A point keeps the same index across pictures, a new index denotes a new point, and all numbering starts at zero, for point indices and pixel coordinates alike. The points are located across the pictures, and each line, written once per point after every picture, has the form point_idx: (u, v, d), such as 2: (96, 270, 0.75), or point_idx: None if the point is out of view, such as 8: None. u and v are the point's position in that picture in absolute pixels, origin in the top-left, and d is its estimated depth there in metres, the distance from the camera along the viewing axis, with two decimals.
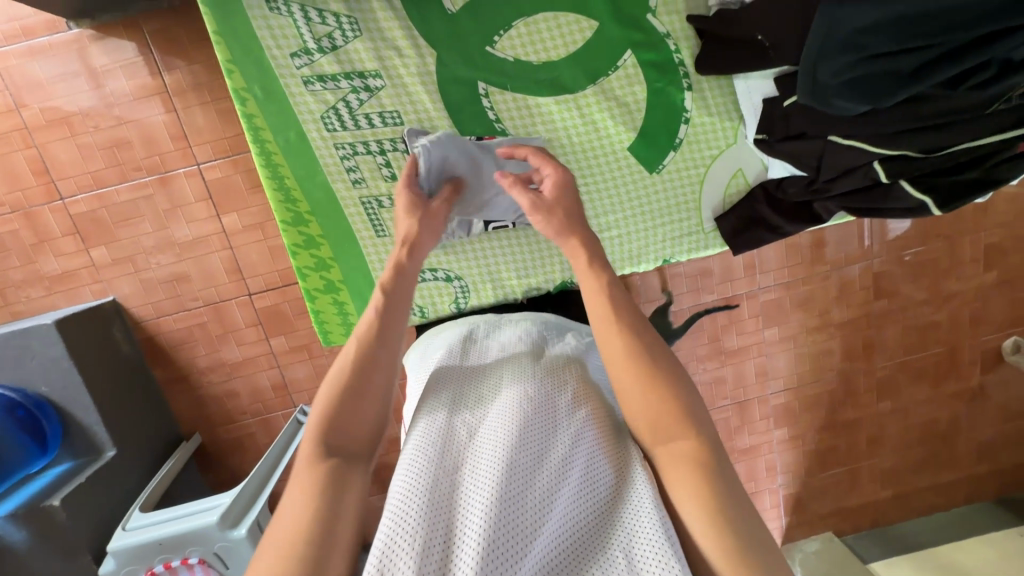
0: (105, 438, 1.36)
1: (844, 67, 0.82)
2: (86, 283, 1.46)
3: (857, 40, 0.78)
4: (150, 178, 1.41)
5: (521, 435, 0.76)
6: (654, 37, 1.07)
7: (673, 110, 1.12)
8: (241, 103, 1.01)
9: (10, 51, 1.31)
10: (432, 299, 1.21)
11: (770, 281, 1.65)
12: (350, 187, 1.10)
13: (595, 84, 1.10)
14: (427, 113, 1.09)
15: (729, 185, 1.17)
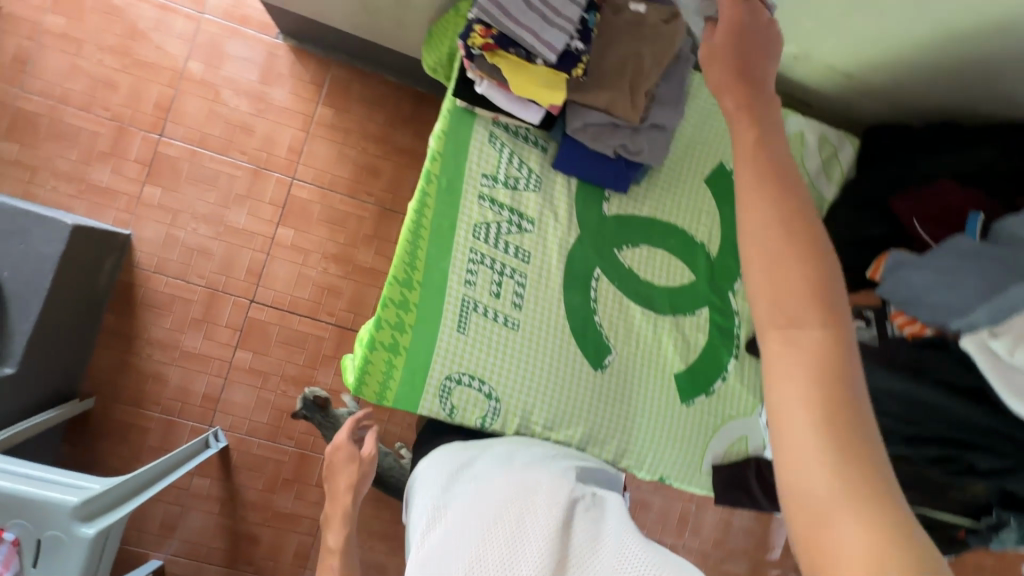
0: (16, 353, 1.20)
1: (867, 408, 0.91)
2: (118, 207, 1.45)
3: (875, 393, 0.92)
4: (246, 164, 1.51)
5: (500, 508, 0.72)
6: (726, 309, 1.12)
7: (716, 367, 1.11)
8: (425, 181, 0.94)
9: (217, 22, 1.52)
10: (461, 410, 0.94)
11: (694, 546, 1.71)
12: (461, 285, 0.95)
13: (675, 317, 1.09)
14: (549, 273, 1.01)
15: (732, 445, 1.11)
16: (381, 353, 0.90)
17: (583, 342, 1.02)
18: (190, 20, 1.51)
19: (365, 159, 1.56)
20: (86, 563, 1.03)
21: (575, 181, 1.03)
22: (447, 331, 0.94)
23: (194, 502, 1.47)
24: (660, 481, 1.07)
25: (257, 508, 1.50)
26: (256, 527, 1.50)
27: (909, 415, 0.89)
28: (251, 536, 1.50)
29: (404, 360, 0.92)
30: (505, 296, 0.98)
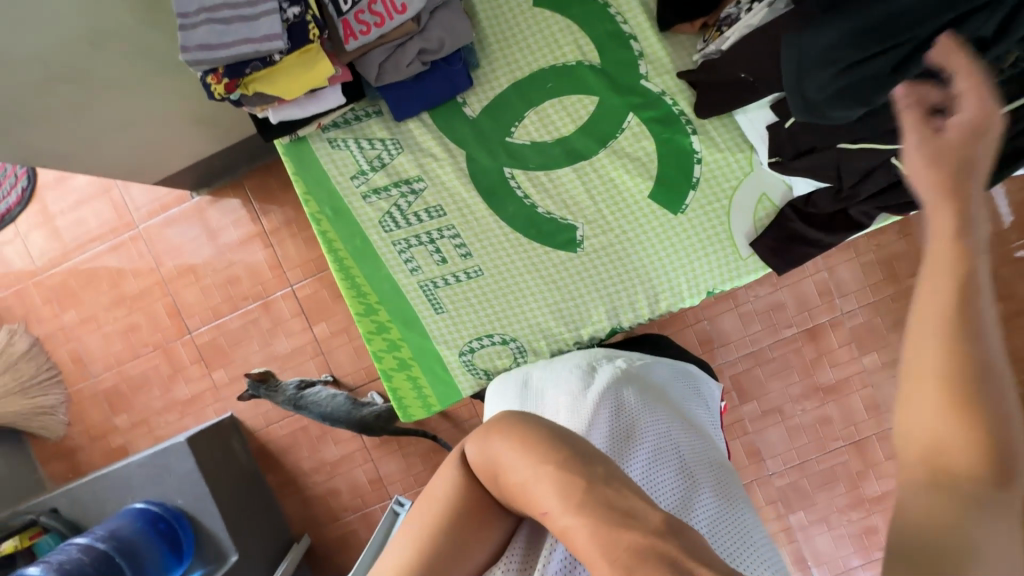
0: (228, 544, 1.47)
1: (829, 82, 0.69)
2: (210, 402, 1.69)
3: (828, 54, 0.67)
4: (255, 304, 1.65)
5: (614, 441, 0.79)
6: (649, 97, 0.97)
7: (682, 157, 0.98)
8: (317, 225, 1.04)
9: (153, 224, 1.67)
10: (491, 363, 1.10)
11: (855, 304, 1.54)
12: (410, 276, 1.07)
13: (606, 146, 1.00)
14: (467, 203, 1.04)
15: (754, 213, 0.99)
16: (399, 375, 1.10)
17: (541, 237, 1.04)
18: (137, 239, 1.68)
19: None
20: None
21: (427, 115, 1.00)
22: (427, 316, 1.08)
23: None
24: (710, 293, 1.05)
25: None
26: None
27: (878, 49, 0.65)
28: None
29: (419, 368, 1.11)
30: (448, 253, 1.06)
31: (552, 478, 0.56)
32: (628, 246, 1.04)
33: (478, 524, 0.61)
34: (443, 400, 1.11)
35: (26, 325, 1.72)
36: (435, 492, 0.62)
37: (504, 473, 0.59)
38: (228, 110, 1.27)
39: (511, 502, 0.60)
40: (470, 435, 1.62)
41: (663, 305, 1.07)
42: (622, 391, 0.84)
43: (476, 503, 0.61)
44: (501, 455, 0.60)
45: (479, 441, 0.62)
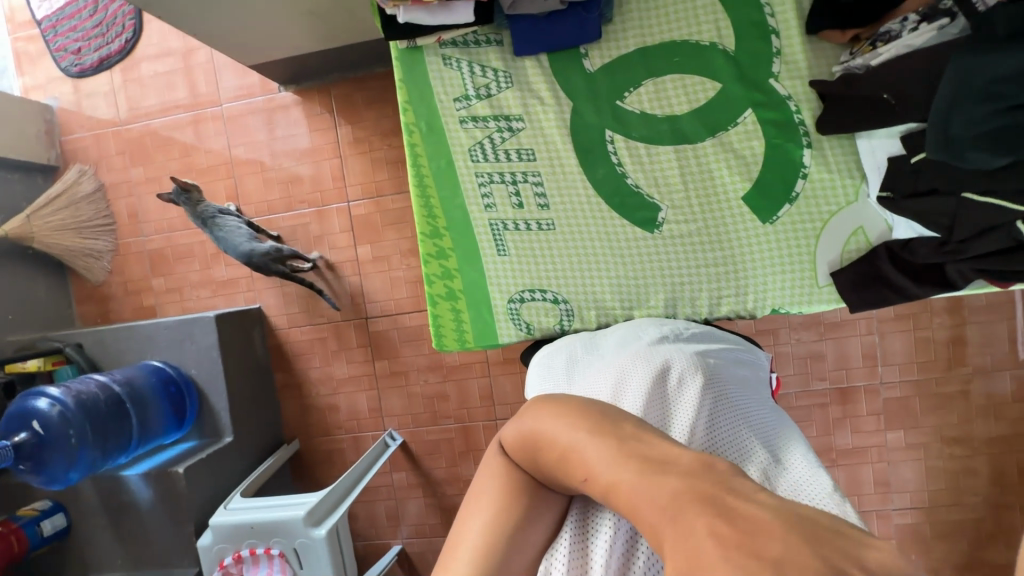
0: (227, 424, 1.53)
1: (981, 117, 0.66)
2: (243, 290, 1.73)
3: (991, 88, 0.64)
4: (310, 210, 1.68)
5: (659, 393, 0.79)
6: (772, 100, 0.95)
7: (788, 168, 0.96)
8: (407, 136, 1.05)
9: (236, 107, 1.71)
10: (536, 319, 1.09)
11: (896, 377, 1.49)
12: (482, 211, 1.07)
13: (714, 136, 0.99)
14: (559, 155, 1.04)
15: (846, 243, 0.96)
16: (443, 304, 1.10)
17: (622, 209, 1.03)
18: (217, 117, 1.72)
19: (394, 154, 1.63)
20: (333, 556, 1.27)
21: (545, 56, 0.99)
22: (488, 254, 1.09)
23: (403, 493, 1.71)
24: (776, 311, 1.02)
25: (450, 482, 1.68)
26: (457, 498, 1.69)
27: None
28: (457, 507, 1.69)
29: (465, 302, 1.11)
30: (525, 198, 1.06)
31: (591, 429, 0.59)
32: (704, 240, 1.02)
33: (530, 504, 0.64)
34: (479, 339, 1.11)
35: (96, 169, 1.79)
36: (484, 486, 0.66)
37: (543, 445, 0.62)
38: (340, 12, 1.27)
39: (551, 477, 0.62)
40: (477, 392, 1.63)
41: (725, 309, 1.03)
42: (664, 359, 0.86)
43: (525, 484, 0.64)
44: (539, 429, 0.63)
45: (517, 425, 0.66)
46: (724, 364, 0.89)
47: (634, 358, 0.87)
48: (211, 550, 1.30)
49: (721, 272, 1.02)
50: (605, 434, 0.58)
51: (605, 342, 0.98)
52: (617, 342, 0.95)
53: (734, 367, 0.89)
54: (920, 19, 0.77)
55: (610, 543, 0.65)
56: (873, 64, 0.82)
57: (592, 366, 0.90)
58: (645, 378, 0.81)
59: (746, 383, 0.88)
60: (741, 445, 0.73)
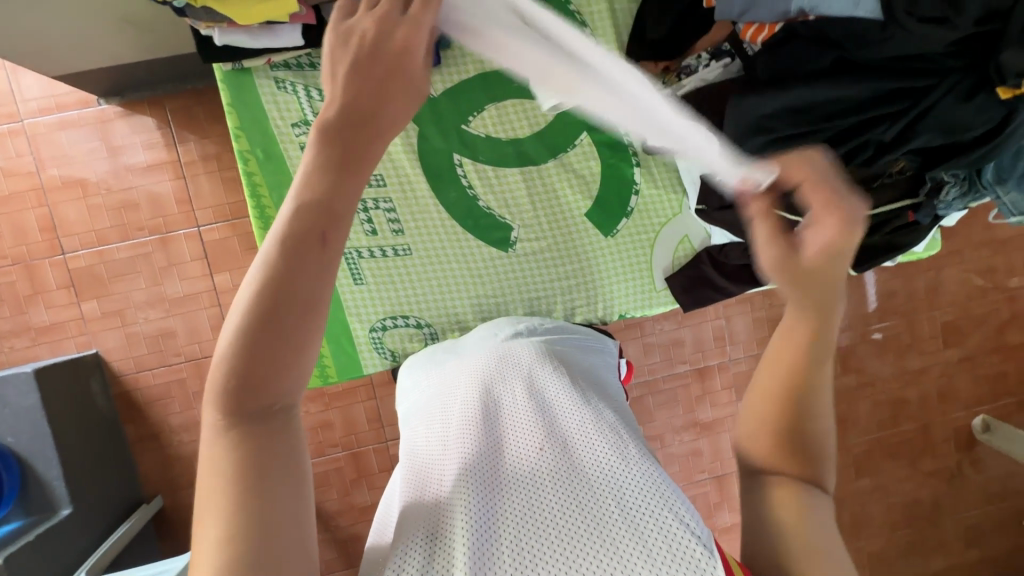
0: (62, 494, 1.32)
1: (761, 145, 0.87)
2: (72, 335, 1.49)
3: (761, 122, 0.86)
4: (151, 237, 1.49)
5: (509, 390, 0.76)
6: None
7: (624, 184, 1.08)
8: (243, 163, 0.98)
9: (43, 123, 1.46)
10: (399, 347, 1.08)
11: (742, 352, 1.71)
12: None
13: (557, 157, 1.07)
14: (410, 179, 1.04)
15: (675, 251, 1.09)
16: None
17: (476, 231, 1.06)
18: (18, 135, 1.46)
19: None
20: None
21: None
22: (343, 286, 1.04)
23: None
24: (624, 317, 1.12)
25: (343, 512, 1.61)
26: (355, 527, 1.62)
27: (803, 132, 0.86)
28: (354, 536, 1.62)
29: (322, 339, 1.06)
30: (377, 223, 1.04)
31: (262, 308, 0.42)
32: (555, 255, 1.08)
33: (277, 455, 0.44)
34: (341, 376, 1.07)
35: None
36: (210, 464, 0.43)
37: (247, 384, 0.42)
38: (163, 21, 1.15)
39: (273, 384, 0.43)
40: (364, 416, 1.57)
41: (580, 318, 1.10)
42: (509, 355, 0.83)
43: (260, 429, 0.43)
44: (227, 343, 0.42)
45: (207, 376, 0.43)
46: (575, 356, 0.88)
47: (487, 357, 0.84)
48: None
49: (575, 286, 1.09)
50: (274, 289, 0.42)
51: (464, 342, 0.96)
52: (474, 344, 0.93)
53: (584, 356, 0.91)
54: (710, 57, 1.00)
55: (466, 508, 0.57)
56: (681, 94, 1.02)
57: (448, 373, 0.86)
58: (495, 376, 0.79)
59: (598, 373, 0.89)
60: (599, 428, 0.68)
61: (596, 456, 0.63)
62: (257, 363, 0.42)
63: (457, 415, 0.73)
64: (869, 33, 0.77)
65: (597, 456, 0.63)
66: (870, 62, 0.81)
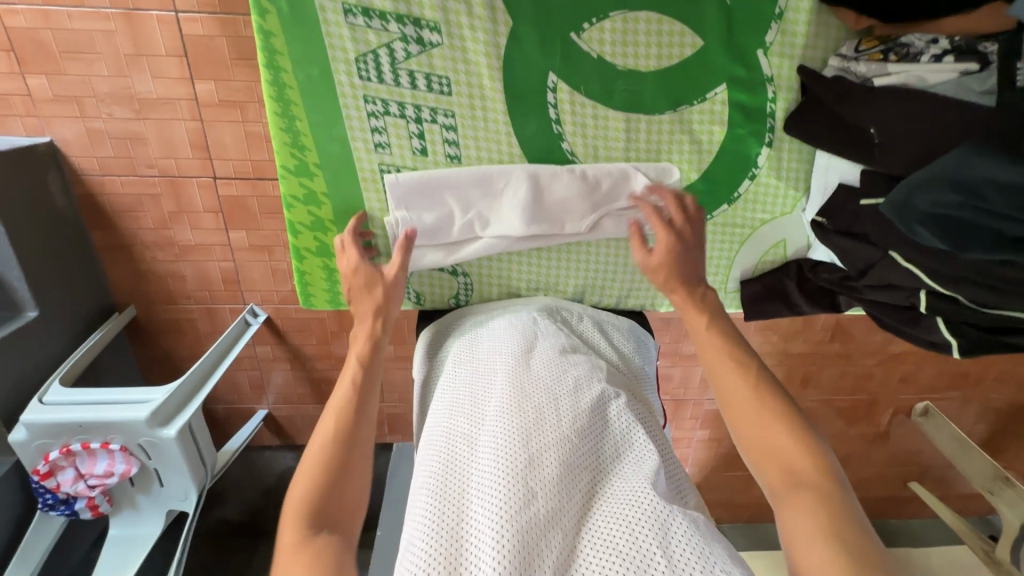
0: (25, 296, 1.24)
1: (948, 201, 0.73)
2: (19, 112, 1.24)
3: (978, 184, 0.71)
4: (114, 10, 1.16)
5: (551, 421, 0.83)
6: (755, 77, 1.00)
7: (744, 162, 1.06)
8: (262, 16, 0.89)
9: None
10: (432, 287, 1.16)
11: None
12: (371, 147, 1.02)
13: (674, 110, 1.02)
14: (482, 84, 0.99)
15: (765, 254, 1.14)
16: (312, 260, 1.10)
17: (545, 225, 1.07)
18: None
19: None
20: (187, 450, 1.21)
21: None
22: (372, 202, 1.07)
23: (267, 365, 1.64)
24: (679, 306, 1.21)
25: (321, 358, 1.64)
26: (332, 372, 1.68)
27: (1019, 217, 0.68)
28: (328, 379, 1.69)
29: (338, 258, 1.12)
30: (434, 143, 1.02)
31: (318, 456, 0.88)
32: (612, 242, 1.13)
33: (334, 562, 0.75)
34: None
35: None
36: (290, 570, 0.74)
37: (319, 498, 0.82)
38: None
39: (328, 490, 0.84)
40: None
41: (635, 300, 1.19)
42: (554, 376, 0.90)
43: (317, 545, 0.76)
44: (296, 505, 0.81)
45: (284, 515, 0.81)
46: (618, 378, 0.96)
47: (532, 376, 0.91)
48: (29, 445, 1.13)
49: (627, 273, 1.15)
50: (331, 441, 0.89)
51: (500, 336, 1.03)
52: (519, 348, 0.97)
53: (628, 385, 0.98)
54: (948, 49, 0.87)
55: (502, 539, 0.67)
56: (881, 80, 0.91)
57: (492, 379, 0.93)
58: (540, 402, 0.86)
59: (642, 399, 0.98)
60: (633, 483, 0.76)
61: (627, 513, 0.71)
62: (323, 507, 0.82)
63: (494, 439, 0.80)
64: None
65: (627, 514, 0.71)
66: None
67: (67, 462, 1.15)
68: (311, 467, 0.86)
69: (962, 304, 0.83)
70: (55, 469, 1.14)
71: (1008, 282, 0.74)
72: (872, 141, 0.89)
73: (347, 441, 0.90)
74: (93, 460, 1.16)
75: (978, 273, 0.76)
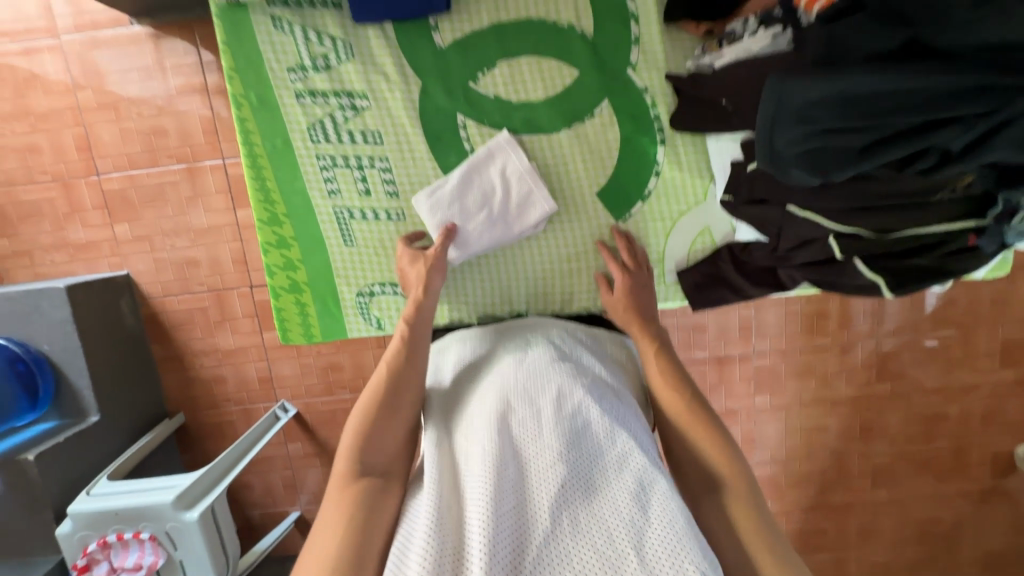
0: (91, 402, 1.43)
1: (799, 137, 0.68)
2: (106, 254, 1.55)
3: (804, 111, 0.66)
4: (179, 166, 1.50)
5: (536, 431, 0.81)
6: (629, 91, 1.08)
7: (643, 161, 1.10)
8: (236, 106, 1.09)
9: (76, 40, 1.44)
10: (390, 311, 1.22)
11: (768, 347, 1.62)
12: (325, 196, 1.15)
13: (570, 127, 1.10)
14: (407, 134, 1.12)
15: (693, 242, 1.14)
16: (286, 297, 1.21)
17: None
18: (56, 50, 1.45)
19: None
20: (208, 536, 1.24)
21: (389, 28, 1.06)
22: (332, 244, 1.18)
23: (299, 462, 1.70)
24: None
25: None
26: None
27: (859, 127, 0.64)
28: None
29: (309, 295, 1.22)
30: (375, 186, 1.14)
31: (371, 401, 0.93)
32: (550, 247, 1.16)
33: (375, 502, 0.80)
34: (325, 334, 1.23)
35: None
36: (335, 507, 0.79)
37: (366, 441, 0.88)
38: None
39: (376, 434, 0.89)
40: (372, 364, 1.60)
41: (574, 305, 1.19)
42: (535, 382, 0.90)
43: (359, 488, 0.81)
44: (357, 433, 0.88)
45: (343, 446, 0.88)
46: (597, 377, 0.96)
47: (518, 389, 0.90)
48: (73, 537, 1.22)
49: (570, 276, 1.17)
50: (384, 390, 0.94)
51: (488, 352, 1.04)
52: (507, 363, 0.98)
53: (609, 386, 0.96)
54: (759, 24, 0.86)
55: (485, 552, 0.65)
56: (719, 64, 0.92)
57: (480, 395, 0.92)
58: (525, 414, 0.85)
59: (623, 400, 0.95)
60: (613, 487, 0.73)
61: (609, 522, 0.69)
62: (369, 447, 0.87)
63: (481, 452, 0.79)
64: (957, 11, 0.54)
65: (608, 523, 0.69)
66: (956, 52, 0.57)
67: (102, 555, 1.22)
68: (367, 404, 0.93)
69: (868, 238, 0.82)
70: (91, 563, 1.21)
71: (890, 196, 0.74)
72: (729, 111, 0.91)
73: (397, 390, 0.94)
74: (125, 552, 1.22)
75: (864, 199, 0.76)
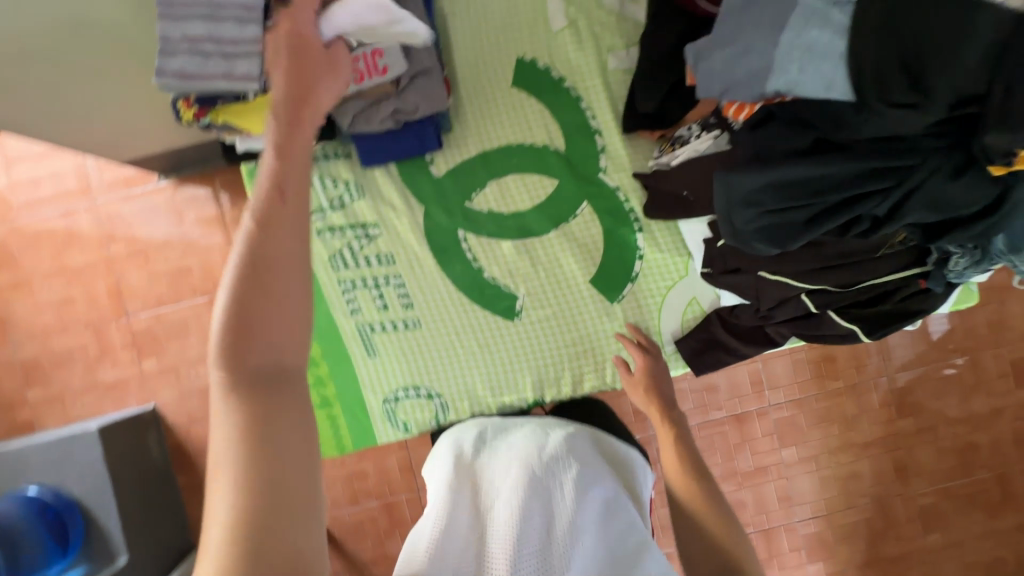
0: (120, 542, 1.41)
1: (753, 216, 0.81)
2: (133, 391, 1.62)
3: (752, 196, 0.80)
4: (203, 298, 1.62)
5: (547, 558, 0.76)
6: (603, 190, 1.21)
7: (626, 248, 1.21)
8: None
9: (110, 200, 1.62)
10: (414, 415, 1.26)
11: (783, 398, 1.63)
12: (348, 316, 1.24)
13: (558, 228, 1.22)
14: (417, 254, 1.23)
15: (684, 313, 1.21)
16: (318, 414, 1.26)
17: (484, 301, 1.23)
18: (91, 211, 1.62)
19: None
20: None
21: (393, 167, 1.21)
22: (358, 359, 1.25)
23: None
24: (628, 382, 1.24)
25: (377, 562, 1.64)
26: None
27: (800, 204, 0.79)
28: None
29: (339, 408, 1.27)
30: (393, 301, 1.24)
31: (234, 277, 0.65)
32: (558, 337, 1.23)
33: (269, 415, 0.62)
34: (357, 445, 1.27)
35: None
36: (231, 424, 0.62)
37: (246, 330, 0.64)
38: None
39: (260, 327, 0.65)
40: (395, 467, 1.61)
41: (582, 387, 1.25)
42: (550, 469, 0.87)
43: (258, 395, 0.63)
44: (221, 325, 0.64)
45: (209, 348, 0.64)
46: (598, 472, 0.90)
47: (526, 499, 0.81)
48: None
49: (580, 360, 1.24)
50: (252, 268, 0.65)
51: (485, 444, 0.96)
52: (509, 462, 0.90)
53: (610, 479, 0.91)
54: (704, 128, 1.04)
55: None
56: (675, 163, 1.07)
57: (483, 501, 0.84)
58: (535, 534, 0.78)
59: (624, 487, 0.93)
60: None
61: None
62: (255, 332, 0.64)
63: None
64: (847, 115, 0.71)
65: None
66: (853, 144, 0.75)
67: None
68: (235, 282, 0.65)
69: (835, 292, 0.98)
70: None
71: (842, 257, 0.90)
72: (691, 201, 1.04)
73: (257, 260, 0.65)
74: None
75: (823, 261, 0.91)
